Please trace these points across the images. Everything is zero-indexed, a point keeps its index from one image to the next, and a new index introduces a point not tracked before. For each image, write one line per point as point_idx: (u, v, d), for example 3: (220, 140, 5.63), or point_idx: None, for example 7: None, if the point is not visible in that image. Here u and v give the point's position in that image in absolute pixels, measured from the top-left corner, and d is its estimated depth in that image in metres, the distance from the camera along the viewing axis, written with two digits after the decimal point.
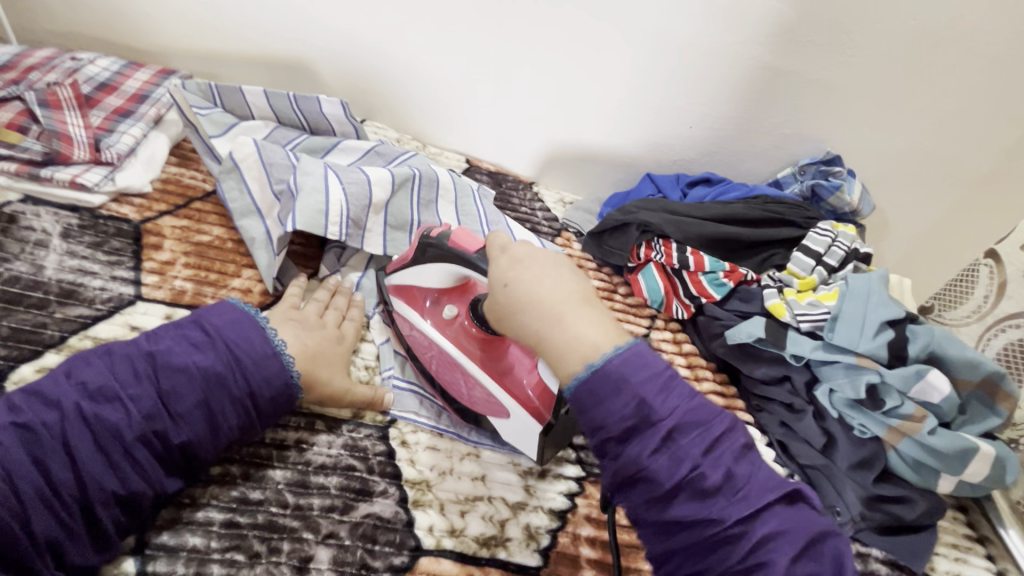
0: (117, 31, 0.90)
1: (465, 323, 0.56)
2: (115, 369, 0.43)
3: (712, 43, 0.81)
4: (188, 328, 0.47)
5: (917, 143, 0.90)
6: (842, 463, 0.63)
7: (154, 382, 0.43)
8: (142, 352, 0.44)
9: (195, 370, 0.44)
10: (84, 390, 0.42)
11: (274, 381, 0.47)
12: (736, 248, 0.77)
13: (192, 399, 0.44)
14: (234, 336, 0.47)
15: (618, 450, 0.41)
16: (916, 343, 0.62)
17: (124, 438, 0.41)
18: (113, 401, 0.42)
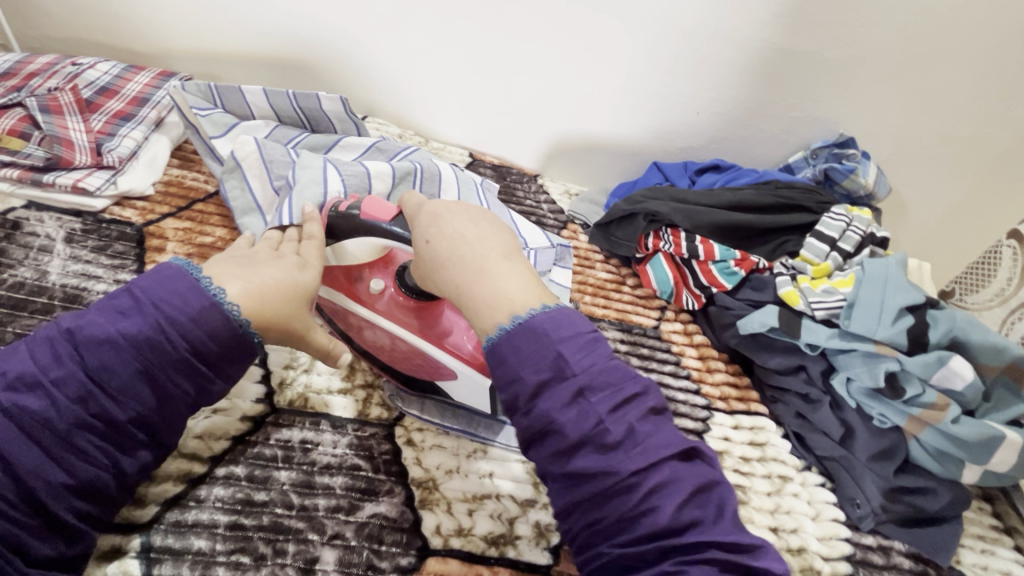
0: (119, 35, 0.90)
1: (394, 294, 0.54)
2: (36, 355, 0.40)
3: (717, 26, 0.79)
4: (114, 295, 0.42)
5: (934, 122, 0.87)
6: (862, 455, 0.61)
7: (76, 361, 0.40)
8: (61, 332, 0.41)
9: (120, 340, 0.40)
10: (5, 380, 0.39)
11: (214, 333, 0.42)
12: (746, 236, 0.75)
13: (126, 370, 0.40)
14: (159, 293, 0.42)
15: (527, 405, 0.42)
16: (938, 329, 0.60)
17: (54, 427, 0.39)
18: (36, 388, 0.39)
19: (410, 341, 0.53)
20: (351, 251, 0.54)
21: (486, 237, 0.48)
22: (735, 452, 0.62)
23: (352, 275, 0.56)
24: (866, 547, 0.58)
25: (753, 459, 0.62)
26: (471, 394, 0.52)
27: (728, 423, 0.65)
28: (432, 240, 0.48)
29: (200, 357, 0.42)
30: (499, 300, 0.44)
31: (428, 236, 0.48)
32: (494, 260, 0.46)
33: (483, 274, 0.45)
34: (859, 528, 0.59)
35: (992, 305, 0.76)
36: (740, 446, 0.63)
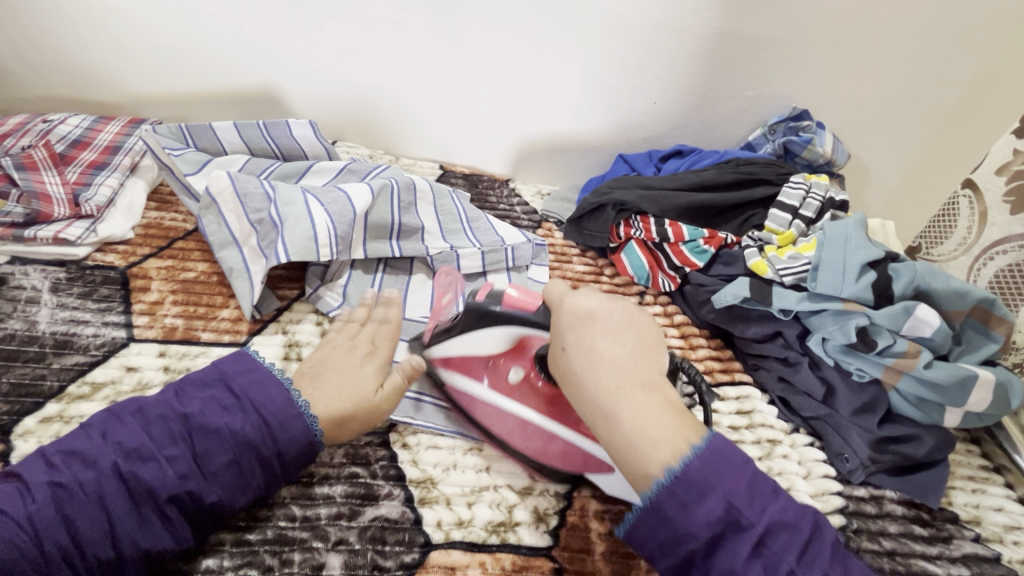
0: (86, 89, 0.92)
1: (535, 382, 0.55)
2: (149, 430, 0.43)
3: (661, 18, 0.82)
4: (216, 389, 0.46)
5: (881, 86, 0.90)
6: (844, 410, 0.63)
7: (188, 443, 0.43)
8: (174, 413, 0.44)
9: (227, 434, 0.44)
10: (121, 449, 0.42)
11: (299, 440, 0.47)
12: (713, 215, 0.78)
13: (224, 458, 0.44)
14: (260, 396, 0.47)
15: (684, 551, 0.42)
16: (901, 281, 0.62)
17: (158, 497, 0.42)
18: (151, 460, 0.42)
19: (534, 424, 0.53)
20: (482, 339, 0.53)
21: (627, 355, 0.47)
22: (724, 423, 0.64)
23: (481, 364, 0.56)
24: (859, 499, 0.60)
25: (741, 427, 0.64)
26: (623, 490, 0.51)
27: (714, 395, 0.67)
28: (570, 348, 0.47)
29: (281, 461, 0.46)
30: (636, 449, 0.43)
31: (565, 342, 0.48)
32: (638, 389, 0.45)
33: (614, 411, 0.45)
34: (851, 481, 0.61)
35: (956, 254, 0.78)
36: (727, 416, 0.65)
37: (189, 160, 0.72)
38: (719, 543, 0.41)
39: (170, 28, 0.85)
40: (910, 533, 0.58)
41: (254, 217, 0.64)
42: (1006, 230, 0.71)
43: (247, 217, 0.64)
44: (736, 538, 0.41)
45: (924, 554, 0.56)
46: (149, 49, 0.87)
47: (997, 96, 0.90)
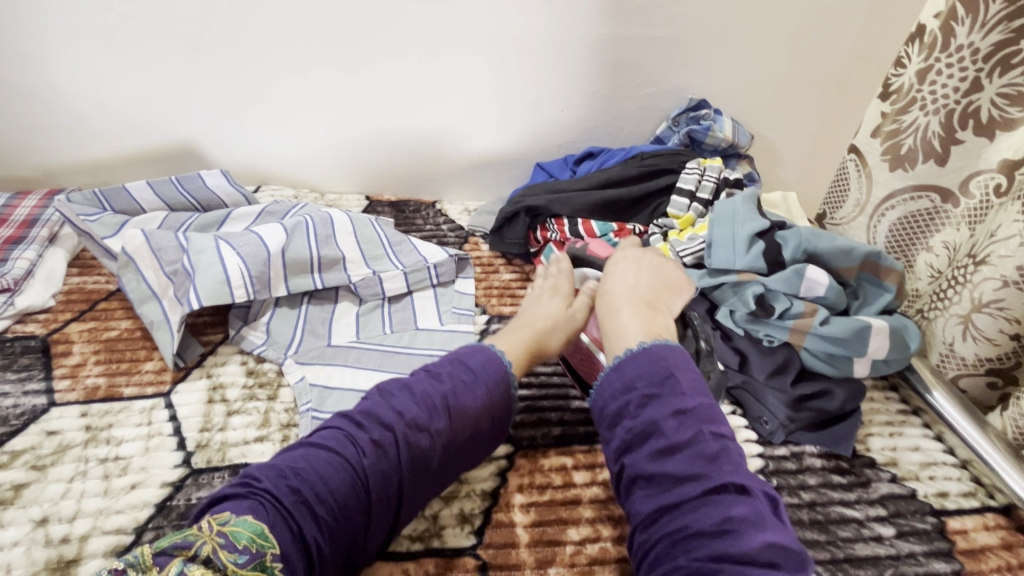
0: (7, 168, 0.93)
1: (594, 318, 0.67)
2: (415, 403, 0.49)
3: (550, 31, 0.87)
4: (452, 366, 0.52)
5: (769, 69, 0.96)
6: (759, 375, 0.66)
7: (448, 417, 0.49)
8: (429, 392, 0.50)
9: (470, 412, 0.50)
10: (404, 419, 0.47)
11: (502, 419, 0.54)
12: (624, 208, 0.81)
13: (463, 435, 0.50)
14: (490, 377, 0.53)
15: (638, 412, 0.49)
16: (790, 246, 0.66)
17: (424, 464, 0.48)
18: (424, 430, 0.48)
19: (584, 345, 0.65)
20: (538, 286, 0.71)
21: (645, 283, 0.64)
22: None
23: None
24: (779, 458, 0.62)
25: None
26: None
27: None
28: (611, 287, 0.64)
29: (489, 438, 0.53)
30: (619, 332, 0.58)
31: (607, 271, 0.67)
32: (648, 305, 0.60)
33: (617, 308, 0.60)
34: (773, 442, 0.63)
35: (854, 215, 0.81)
36: None
37: (109, 221, 0.73)
38: (669, 419, 0.48)
39: (82, 98, 0.87)
40: (829, 483, 0.60)
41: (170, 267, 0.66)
42: (889, 187, 0.75)
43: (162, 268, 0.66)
44: (682, 416, 0.48)
45: (843, 501, 0.59)
46: (62, 122, 0.89)
47: (876, 64, 0.96)
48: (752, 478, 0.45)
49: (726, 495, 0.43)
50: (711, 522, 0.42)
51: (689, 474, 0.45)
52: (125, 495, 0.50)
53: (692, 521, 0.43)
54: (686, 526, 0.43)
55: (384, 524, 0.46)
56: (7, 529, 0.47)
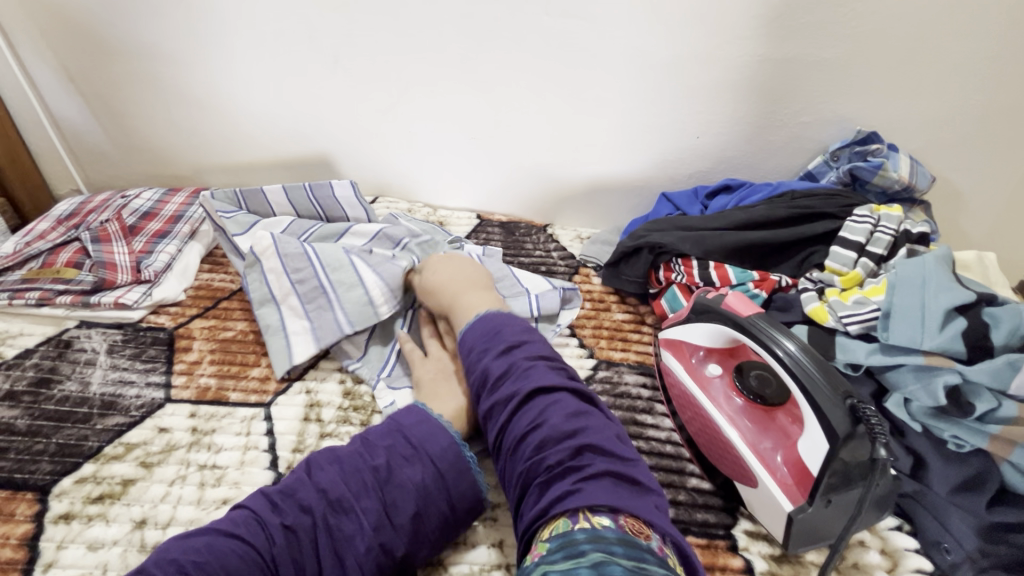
0: (165, 164, 1.02)
1: (732, 388, 0.57)
2: (346, 478, 0.46)
3: (697, 49, 0.78)
4: (394, 440, 0.48)
5: (968, 98, 0.79)
6: (939, 488, 0.51)
7: (380, 496, 0.45)
8: (367, 464, 0.46)
9: (413, 486, 0.46)
10: (327, 499, 0.45)
11: (467, 493, 0.48)
12: (766, 254, 0.70)
13: (409, 511, 0.46)
14: (435, 448, 0.48)
15: (499, 381, 0.49)
16: (1001, 330, 0.51)
17: (353, 552, 0.43)
18: (351, 510, 0.44)
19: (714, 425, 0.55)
20: (701, 331, 0.58)
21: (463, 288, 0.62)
22: None
23: (692, 349, 0.60)
24: None
25: None
26: (763, 510, 0.50)
27: None
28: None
29: (452, 512, 0.47)
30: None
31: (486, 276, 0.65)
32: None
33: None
34: None
35: None
36: None
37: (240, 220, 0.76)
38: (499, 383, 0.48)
39: (231, 105, 0.93)
40: None
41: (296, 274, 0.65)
42: None
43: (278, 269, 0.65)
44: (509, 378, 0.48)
45: None
46: (213, 125, 0.96)
47: None
48: (558, 380, 0.48)
49: (547, 402, 0.46)
50: (558, 428, 0.44)
51: (516, 391, 0.47)
52: (217, 508, 0.50)
53: (541, 432, 0.44)
54: (535, 439, 0.44)
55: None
56: (111, 525, 0.48)
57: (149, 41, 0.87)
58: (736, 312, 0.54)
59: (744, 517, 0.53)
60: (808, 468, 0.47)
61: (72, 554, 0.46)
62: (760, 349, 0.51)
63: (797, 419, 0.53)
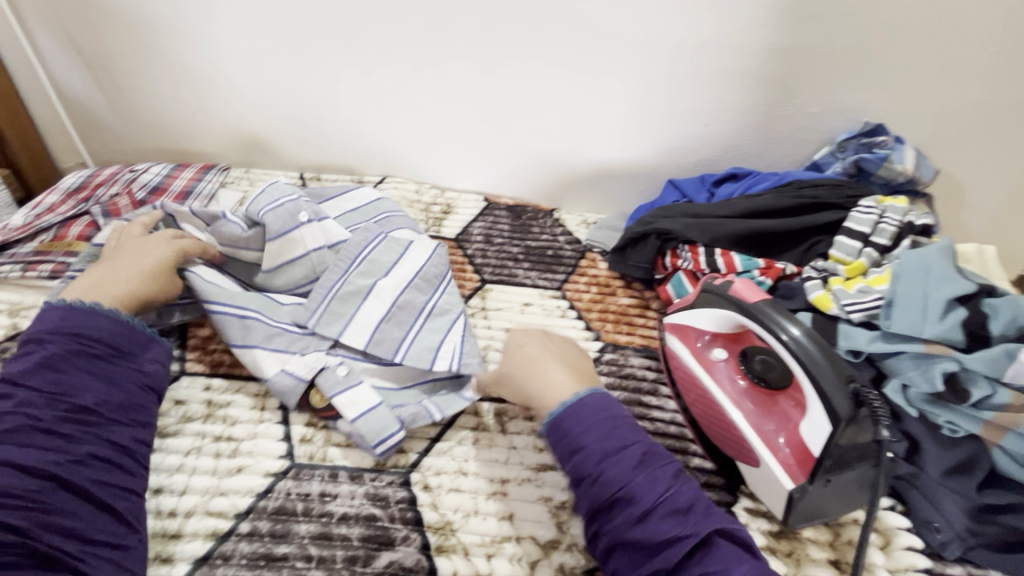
0: (170, 140, 1.02)
1: (735, 371, 0.58)
2: (68, 374, 0.47)
3: (711, 35, 0.78)
4: (64, 340, 0.48)
5: (976, 92, 0.80)
6: (933, 471, 0.53)
7: (58, 387, 0.47)
8: (48, 368, 0.47)
9: (86, 365, 0.48)
10: (59, 408, 0.45)
11: (141, 342, 0.53)
12: (771, 243, 0.71)
13: (104, 382, 0.48)
14: (86, 330, 0.50)
15: (633, 518, 0.42)
16: (1000, 320, 0.53)
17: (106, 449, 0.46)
18: (67, 403, 0.46)
19: (719, 407, 0.56)
20: (706, 316, 0.59)
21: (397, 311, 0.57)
22: None
23: (698, 334, 0.61)
24: None
25: None
26: (764, 488, 0.52)
27: None
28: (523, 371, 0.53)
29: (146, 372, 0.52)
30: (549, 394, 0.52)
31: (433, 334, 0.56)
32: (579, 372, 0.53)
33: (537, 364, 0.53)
34: (943, 557, 0.52)
35: None
36: None
37: (276, 189, 0.65)
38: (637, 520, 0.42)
39: (237, 80, 0.92)
40: None
41: (310, 256, 0.64)
42: None
43: (275, 232, 0.62)
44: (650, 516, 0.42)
45: None
46: (219, 101, 0.95)
47: None
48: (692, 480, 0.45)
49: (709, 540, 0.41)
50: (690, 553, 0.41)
51: (678, 534, 0.41)
52: (233, 478, 0.51)
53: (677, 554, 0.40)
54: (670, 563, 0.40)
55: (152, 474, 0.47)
56: None
57: (156, 12, 0.86)
58: (741, 298, 0.55)
59: (744, 495, 0.55)
60: (809, 448, 0.49)
61: None
62: (764, 334, 0.53)
63: (799, 403, 0.54)
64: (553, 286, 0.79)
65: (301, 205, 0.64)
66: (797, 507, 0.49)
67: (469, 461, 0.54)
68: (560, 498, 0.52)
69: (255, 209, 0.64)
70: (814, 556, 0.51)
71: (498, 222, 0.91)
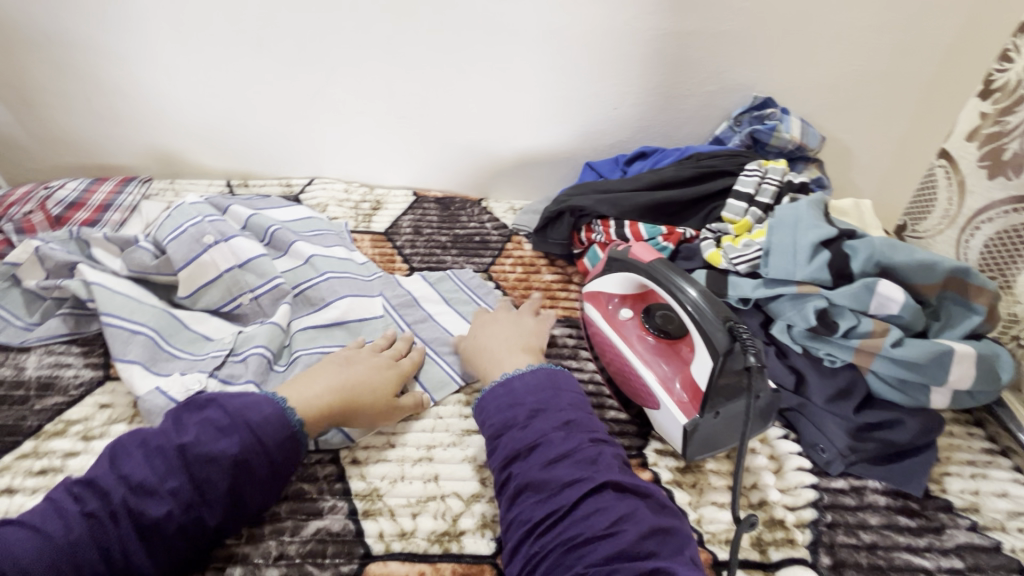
0: (89, 155, 1.00)
1: (640, 327, 0.63)
2: (152, 463, 0.43)
3: (607, 23, 0.83)
4: (211, 414, 0.46)
5: (848, 63, 0.88)
6: (818, 399, 0.60)
7: (189, 474, 0.43)
8: (172, 445, 0.44)
9: (227, 459, 0.44)
10: (128, 485, 0.42)
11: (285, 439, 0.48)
12: (674, 211, 0.77)
13: (224, 486, 0.44)
14: (257, 417, 0.47)
15: (544, 472, 0.46)
16: (859, 258, 0.59)
17: (165, 531, 0.42)
18: (154, 495, 0.42)
19: (626, 361, 0.61)
20: (613, 279, 0.64)
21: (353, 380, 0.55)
22: None
23: (608, 297, 0.66)
24: (835, 491, 0.56)
25: None
26: (667, 429, 0.57)
27: None
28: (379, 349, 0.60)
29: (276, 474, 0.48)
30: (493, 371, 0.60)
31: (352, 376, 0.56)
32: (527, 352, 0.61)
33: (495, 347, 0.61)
34: (829, 473, 0.58)
35: (941, 228, 0.74)
36: None
37: (179, 214, 0.68)
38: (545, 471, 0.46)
39: (154, 92, 0.92)
40: (892, 524, 0.54)
41: (223, 277, 0.66)
42: (987, 197, 0.67)
43: (182, 261, 0.65)
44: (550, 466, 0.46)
45: (909, 546, 0.53)
46: (136, 114, 0.95)
47: (974, 60, 0.87)
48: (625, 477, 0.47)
49: (607, 498, 0.44)
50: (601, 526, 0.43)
51: (576, 478, 0.45)
52: None
53: (585, 528, 0.43)
54: (580, 534, 0.43)
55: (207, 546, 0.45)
56: None
57: (59, 27, 0.85)
58: (639, 261, 0.60)
59: (655, 438, 0.60)
60: (699, 386, 0.54)
61: None
62: (665, 294, 0.56)
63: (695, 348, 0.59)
64: (480, 269, 0.83)
65: (204, 228, 0.67)
66: (694, 440, 0.54)
67: (397, 433, 0.57)
68: (482, 456, 0.55)
69: (160, 236, 0.67)
70: (715, 485, 0.56)
71: (427, 214, 0.94)
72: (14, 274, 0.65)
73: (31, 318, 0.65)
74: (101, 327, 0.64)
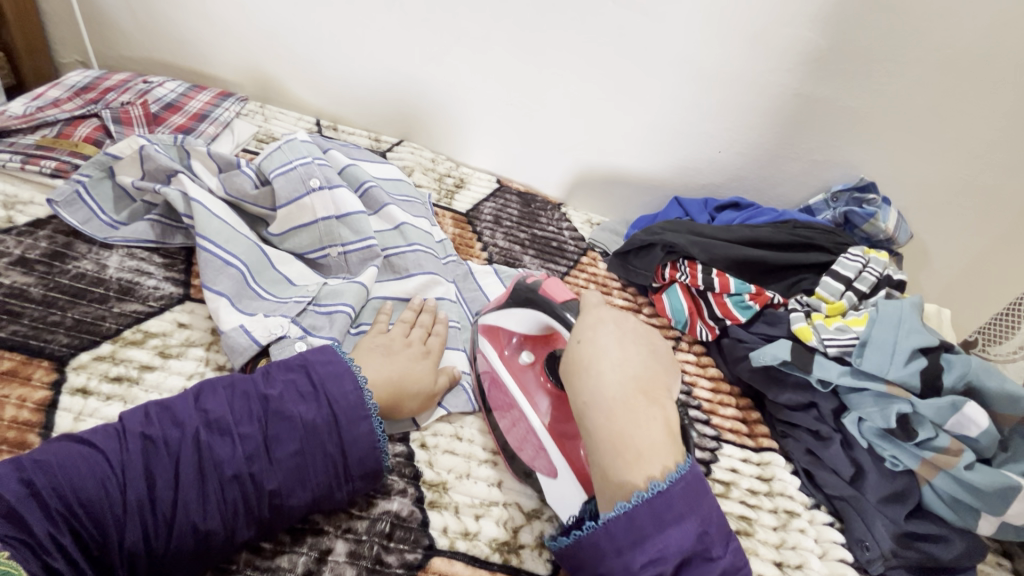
0: (186, 58, 0.98)
1: (539, 375, 0.57)
2: (233, 404, 0.45)
3: (741, 70, 0.82)
4: (294, 372, 0.48)
5: (964, 173, 0.86)
6: (871, 496, 0.60)
7: (263, 425, 0.44)
8: (257, 395, 0.46)
9: (302, 422, 0.45)
10: (205, 418, 0.44)
11: (363, 442, 0.46)
12: (762, 272, 0.76)
13: (292, 447, 0.44)
14: (336, 390, 0.47)
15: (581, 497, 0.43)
16: (952, 373, 0.60)
17: (222, 473, 0.42)
18: (227, 434, 0.43)
19: (530, 429, 0.54)
20: (518, 317, 0.58)
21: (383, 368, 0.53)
22: (743, 484, 0.63)
23: (506, 338, 0.60)
24: None
25: (760, 492, 0.62)
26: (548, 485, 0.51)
27: (738, 455, 0.65)
28: (585, 342, 0.50)
29: (346, 457, 0.46)
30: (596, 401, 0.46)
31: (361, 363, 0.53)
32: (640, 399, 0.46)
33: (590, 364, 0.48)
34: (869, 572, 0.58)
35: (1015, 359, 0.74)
36: (748, 478, 0.63)
37: (290, 148, 0.66)
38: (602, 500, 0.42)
39: (271, 14, 0.90)
40: None
41: (319, 224, 0.64)
42: None
43: (285, 199, 0.64)
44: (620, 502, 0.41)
45: None
46: (247, 31, 0.92)
47: None
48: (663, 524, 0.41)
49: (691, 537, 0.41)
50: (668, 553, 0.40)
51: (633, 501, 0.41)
52: None
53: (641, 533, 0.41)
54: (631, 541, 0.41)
55: (263, 520, 0.43)
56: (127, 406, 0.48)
57: None
58: (547, 298, 0.55)
59: None
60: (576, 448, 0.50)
61: (87, 427, 0.47)
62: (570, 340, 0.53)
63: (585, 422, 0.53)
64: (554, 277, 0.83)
65: (312, 170, 0.65)
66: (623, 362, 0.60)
67: (465, 428, 0.57)
68: None
69: (267, 167, 0.65)
70: (761, 556, 0.56)
71: (508, 206, 0.93)
72: (111, 167, 0.64)
73: (117, 215, 0.63)
74: (187, 242, 0.63)
